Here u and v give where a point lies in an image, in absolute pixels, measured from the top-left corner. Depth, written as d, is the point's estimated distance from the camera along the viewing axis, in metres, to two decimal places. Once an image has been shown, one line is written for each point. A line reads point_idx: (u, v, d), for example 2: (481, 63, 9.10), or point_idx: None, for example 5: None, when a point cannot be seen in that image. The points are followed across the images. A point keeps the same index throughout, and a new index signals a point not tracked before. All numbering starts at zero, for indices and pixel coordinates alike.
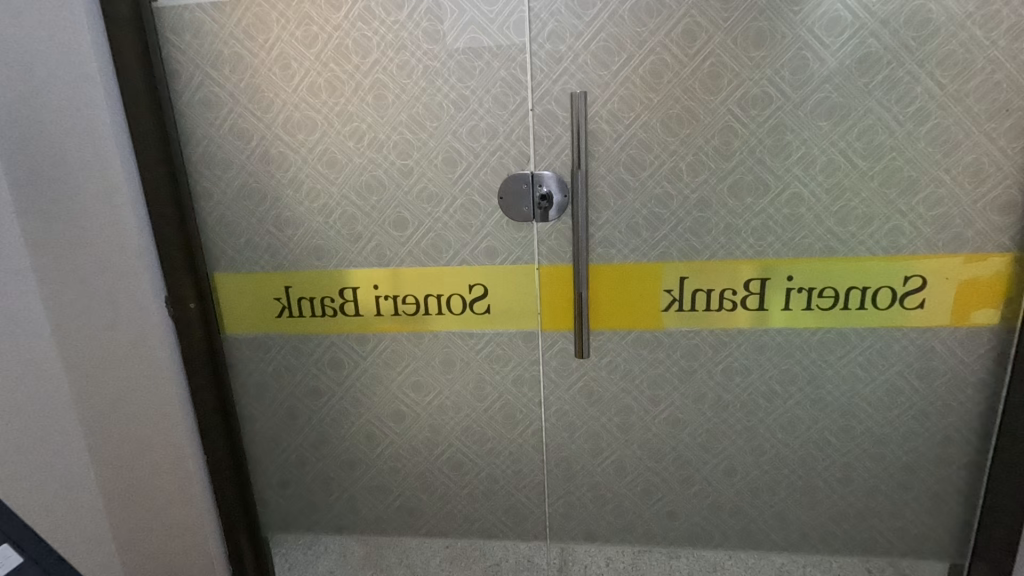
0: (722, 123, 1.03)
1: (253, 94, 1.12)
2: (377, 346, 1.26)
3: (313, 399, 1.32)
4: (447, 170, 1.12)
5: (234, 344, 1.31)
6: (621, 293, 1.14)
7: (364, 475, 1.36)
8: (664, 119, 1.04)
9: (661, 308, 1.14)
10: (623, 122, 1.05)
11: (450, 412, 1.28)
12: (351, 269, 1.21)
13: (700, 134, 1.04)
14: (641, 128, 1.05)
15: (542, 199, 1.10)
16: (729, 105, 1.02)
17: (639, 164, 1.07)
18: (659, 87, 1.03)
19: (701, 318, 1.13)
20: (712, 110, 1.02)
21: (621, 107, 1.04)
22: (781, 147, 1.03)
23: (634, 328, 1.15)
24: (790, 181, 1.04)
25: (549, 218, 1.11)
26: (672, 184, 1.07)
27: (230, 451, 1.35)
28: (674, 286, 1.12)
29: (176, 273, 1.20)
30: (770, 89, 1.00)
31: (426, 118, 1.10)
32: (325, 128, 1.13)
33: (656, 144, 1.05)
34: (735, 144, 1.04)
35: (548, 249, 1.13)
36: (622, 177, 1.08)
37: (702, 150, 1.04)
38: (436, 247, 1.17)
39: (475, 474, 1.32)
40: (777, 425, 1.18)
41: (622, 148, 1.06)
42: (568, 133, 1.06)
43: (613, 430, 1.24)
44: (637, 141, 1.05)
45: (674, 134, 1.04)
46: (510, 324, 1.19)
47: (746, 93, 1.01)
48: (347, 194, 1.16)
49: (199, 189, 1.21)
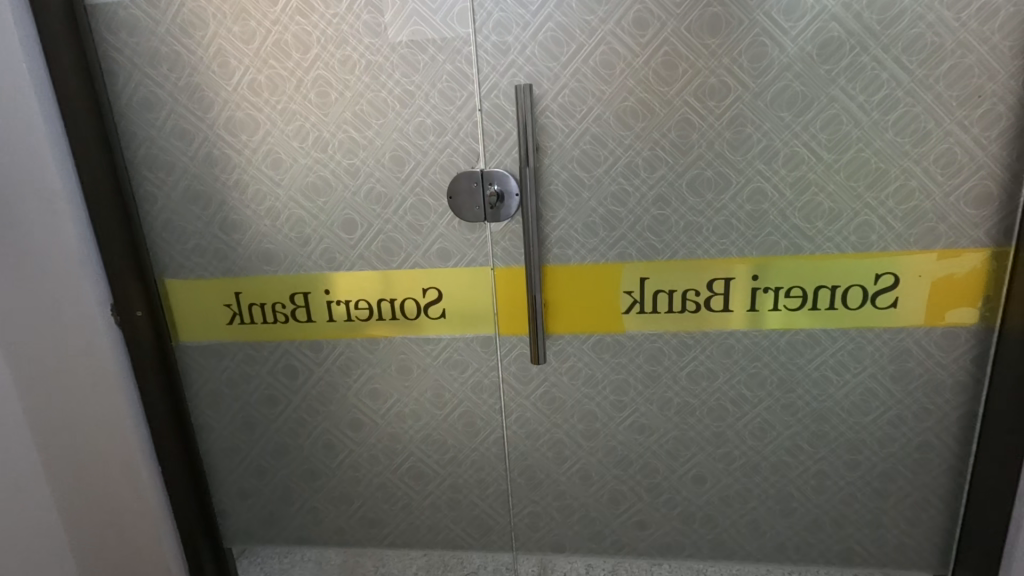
0: (678, 115, 0.97)
1: (193, 93, 1.08)
2: (331, 353, 1.21)
3: (270, 408, 1.28)
4: (395, 170, 1.08)
5: (186, 352, 1.27)
6: (580, 295, 1.08)
7: (325, 485, 1.32)
8: (618, 112, 0.99)
9: (621, 310, 1.08)
10: (576, 116, 1.00)
11: (409, 420, 1.23)
12: (302, 274, 1.17)
13: (656, 126, 0.98)
14: (594, 122, 1.00)
15: (494, 198, 1.05)
16: (684, 96, 0.97)
17: (593, 160, 1.01)
18: (610, 80, 0.97)
19: (663, 321, 1.08)
20: (668, 101, 0.97)
21: (572, 101, 0.99)
22: (742, 139, 0.97)
23: (594, 332, 1.10)
24: (752, 175, 0.98)
25: (502, 217, 1.06)
26: (629, 181, 1.02)
27: (186, 461, 1.32)
28: (634, 287, 1.07)
29: (122, 280, 1.16)
30: (727, 78, 0.95)
31: (371, 115, 1.05)
32: (268, 127, 1.08)
33: (610, 139, 1.00)
34: (693, 137, 0.98)
35: (502, 250, 1.09)
36: (577, 174, 1.03)
37: (658, 145, 0.99)
38: (387, 249, 1.12)
39: (437, 484, 1.27)
40: (747, 431, 1.13)
41: (575, 144, 1.01)
42: (517, 129, 1.01)
43: (577, 438, 1.19)
44: (590, 135, 1.00)
45: (629, 128, 0.99)
46: (467, 328, 1.15)
47: (702, 83, 0.96)
48: (294, 195, 1.12)
49: (143, 192, 1.17)
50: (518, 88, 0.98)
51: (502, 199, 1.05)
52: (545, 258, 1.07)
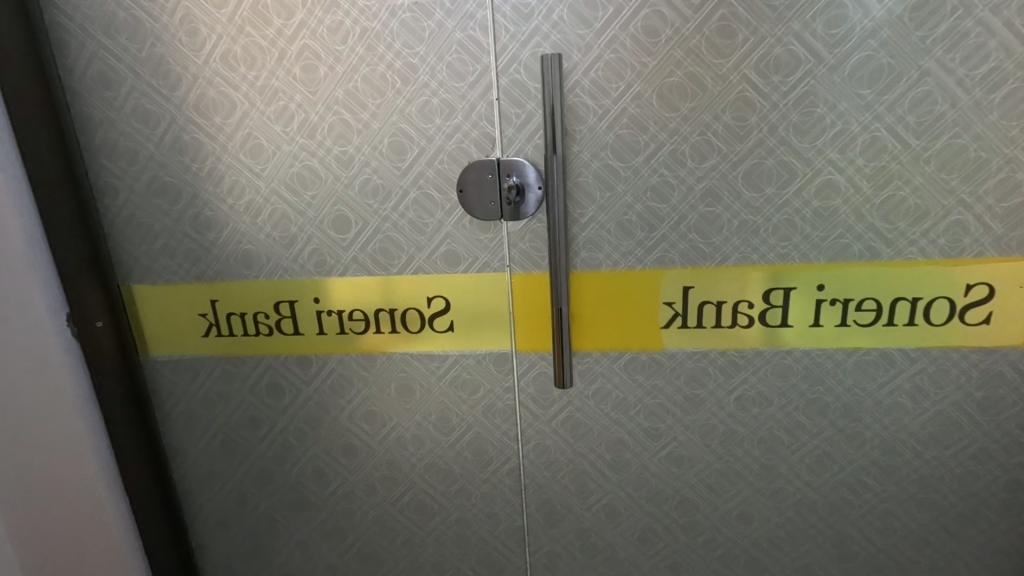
0: (735, 93, 0.81)
1: (157, 67, 0.92)
2: (321, 370, 1.05)
3: (251, 431, 1.12)
4: (394, 158, 0.91)
5: (155, 368, 1.11)
6: (611, 307, 0.92)
7: (315, 517, 1.16)
8: (662, 90, 0.82)
9: (660, 325, 0.92)
10: (611, 94, 0.83)
11: (411, 447, 1.08)
12: (288, 280, 1.01)
13: (708, 107, 0.82)
14: (633, 101, 0.83)
15: (512, 192, 0.88)
16: (743, 70, 0.80)
17: (631, 147, 0.85)
18: (654, 51, 0.81)
19: (709, 337, 0.92)
20: (723, 76, 0.81)
21: (608, 76, 0.83)
22: (812, 123, 0.81)
23: (627, 350, 0.94)
24: (822, 166, 0.82)
25: (522, 214, 0.90)
26: (673, 172, 0.85)
27: (157, 489, 1.16)
28: (676, 298, 0.91)
29: (78, 285, 1.01)
30: (797, 48, 0.78)
31: (367, 94, 0.89)
32: (245, 108, 0.92)
33: (651, 123, 0.84)
34: (752, 120, 0.82)
35: (520, 253, 0.93)
36: (610, 164, 0.86)
37: (710, 129, 0.83)
38: (385, 252, 0.96)
39: (442, 518, 1.12)
40: (803, 465, 0.97)
41: (610, 128, 0.85)
42: (541, 110, 0.85)
43: (603, 469, 1.03)
44: (628, 118, 0.84)
45: (675, 109, 0.83)
46: (477, 343, 0.99)
47: (765, 54, 0.79)
48: (276, 188, 0.96)
49: (102, 184, 1.00)
50: (544, 58, 0.82)
51: (521, 194, 0.89)
52: (571, 263, 0.91)
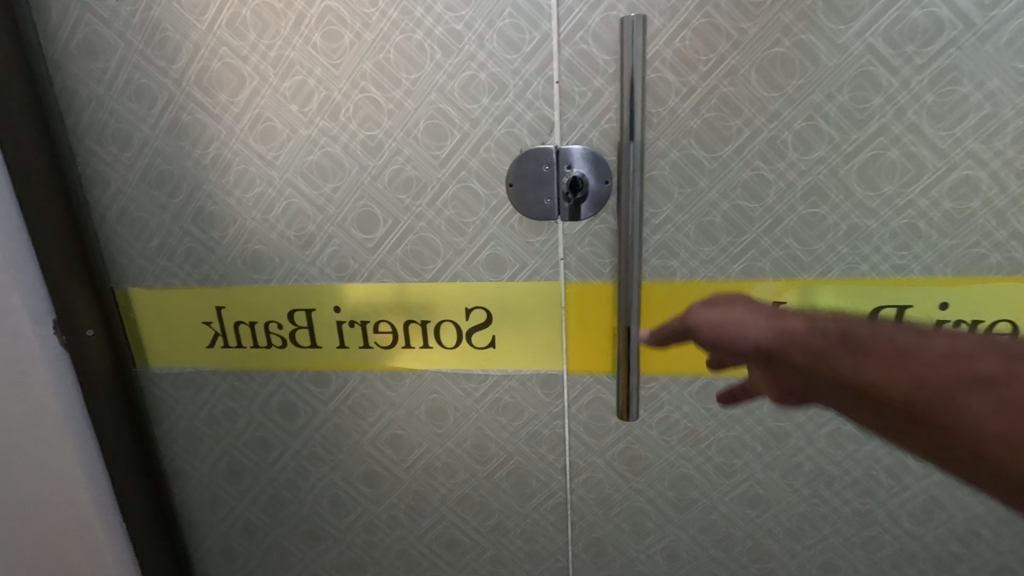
0: (857, 67, 0.66)
1: (153, 34, 0.78)
2: (341, 388, 0.92)
3: (261, 454, 0.99)
4: (431, 145, 0.77)
5: (154, 381, 0.98)
6: None
7: (332, 549, 1.04)
8: (762, 64, 0.67)
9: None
10: (699, 68, 0.68)
11: (441, 476, 0.95)
12: (303, 285, 0.87)
13: (821, 84, 0.67)
14: (727, 76, 0.68)
15: (571, 188, 0.74)
16: (869, 39, 0.65)
17: (719, 134, 0.70)
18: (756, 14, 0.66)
19: None
20: (843, 47, 0.65)
21: (696, 45, 0.68)
22: (951, 105, 0.66)
23: (702, 373, 0.80)
24: (958, 159, 0.67)
25: (582, 214, 0.76)
26: (771, 165, 0.70)
27: (157, 513, 1.04)
28: None
29: (63, 289, 0.87)
30: (939, 10, 0.63)
31: (400, 67, 0.74)
32: (256, 83, 0.78)
33: (748, 103, 0.69)
34: (875, 101, 0.67)
35: (578, 257, 0.79)
36: (693, 154, 0.71)
37: (821, 111, 0.68)
38: (418, 255, 0.82)
39: (475, 555, 0.99)
40: (903, 511, 0.83)
41: (695, 111, 0.70)
42: (613, 87, 0.71)
43: (664, 509, 0.89)
44: (719, 98, 0.69)
45: (778, 87, 0.68)
46: (523, 362, 0.85)
47: (897, 19, 0.64)
48: (291, 179, 0.82)
49: (91, 172, 0.87)
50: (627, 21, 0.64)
51: (582, 191, 0.74)
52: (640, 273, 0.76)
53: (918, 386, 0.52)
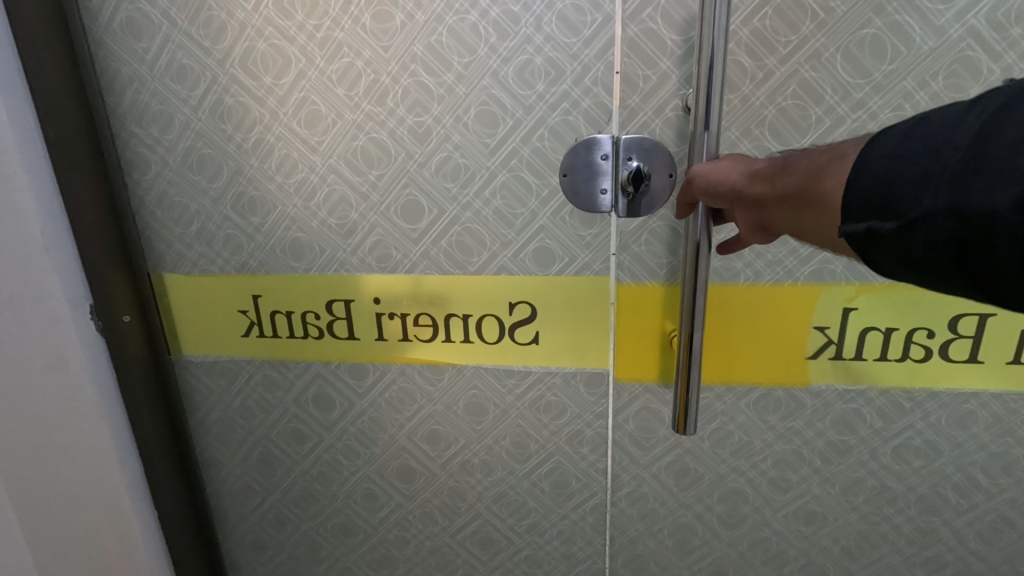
0: (951, 54, 0.65)
1: (197, 13, 0.75)
2: (379, 381, 0.90)
3: (294, 446, 0.98)
4: (482, 132, 0.74)
5: (189, 369, 0.97)
6: (745, 330, 0.75)
7: (363, 544, 1.02)
8: (848, 47, 0.66)
9: (806, 354, 0.75)
10: (780, 50, 0.67)
11: (478, 474, 0.93)
12: (344, 276, 0.85)
13: (910, 72, 0.66)
14: (809, 60, 0.67)
15: (630, 182, 0.71)
16: (970, 21, 0.64)
17: (796, 124, 0.69)
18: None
19: (866, 371, 0.75)
20: (941, 32, 0.64)
21: (776, 26, 0.66)
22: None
23: (761, 383, 0.77)
24: None
25: (640, 211, 0.73)
26: None
27: (189, 502, 1.04)
28: (831, 322, 0.73)
29: (101, 273, 0.86)
30: None
31: (452, 51, 0.71)
32: (302, 65, 0.75)
33: (829, 91, 0.68)
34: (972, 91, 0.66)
35: (633, 256, 0.76)
36: (766, 145, 0.71)
37: (912, 100, 0.67)
38: (463, 247, 0.80)
39: (509, 555, 0.97)
40: (961, 518, 0.81)
41: (771, 99, 0.69)
42: (679, 69, 0.68)
43: (709, 515, 0.86)
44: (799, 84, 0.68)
45: (865, 75, 0.67)
46: (567, 360, 0.82)
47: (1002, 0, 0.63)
48: (335, 165, 0.79)
49: (131, 155, 0.85)
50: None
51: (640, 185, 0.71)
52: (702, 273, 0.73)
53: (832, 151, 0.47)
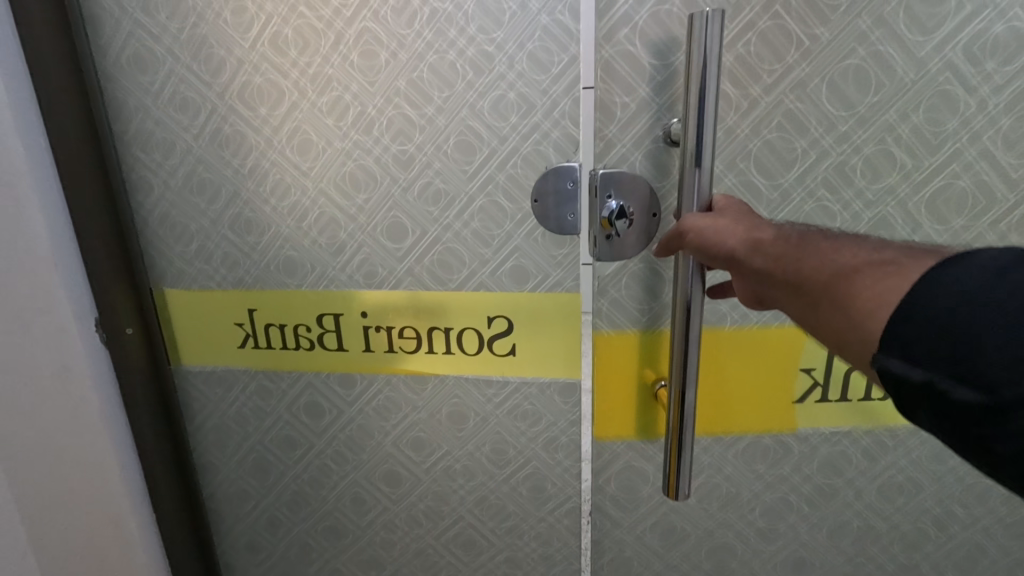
0: (932, 88, 0.71)
1: (199, 50, 0.82)
2: (367, 390, 0.96)
3: (286, 451, 1.03)
4: (460, 160, 0.80)
5: (187, 378, 1.03)
6: (739, 376, 0.81)
7: (352, 546, 1.07)
8: (834, 77, 0.72)
9: (795, 397, 0.83)
10: (769, 81, 0.72)
11: (460, 478, 0.98)
12: (333, 291, 0.90)
13: (891, 105, 0.72)
14: (795, 91, 0.73)
15: (610, 222, 0.74)
16: (949, 54, 0.70)
17: (785, 154, 0.75)
18: (837, 25, 0.70)
19: (850, 410, 0.83)
20: (921, 64, 0.70)
21: (763, 55, 0.71)
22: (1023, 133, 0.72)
23: (758, 425, 0.84)
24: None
25: (622, 250, 0.76)
26: (836, 189, 0.76)
27: (185, 505, 1.09)
28: (816, 367, 0.80)
29: (106, 288, 0.91)
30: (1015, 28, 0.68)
31: (433, 86, 0.78)
32: (295, 98, 0.82)
33: (814, 122, 0.74)
34: (951, 124, 0.73)
35: (616, 302, 0.80)
36: (759, 173, 0.77)
37: (894, 132, 0.73)
38: (444, 265, 0.86)
39: (490, 556, 1.01)
40: (901, 513, 0.88)
41: (758, 129, 0.75)
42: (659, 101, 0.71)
43: (676, 518, 0.91)
44: (785, 114, 0.74)
45: (849, 106, 0.73)
46: (540, 371, 0.88)
47: (978, 34, 0.69)
48: (325, 189, 0.85)
49: (135, 178, 0.92)
50: (697, 16, 0.59)
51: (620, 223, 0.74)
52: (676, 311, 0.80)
53: (876, 258, 0.47)
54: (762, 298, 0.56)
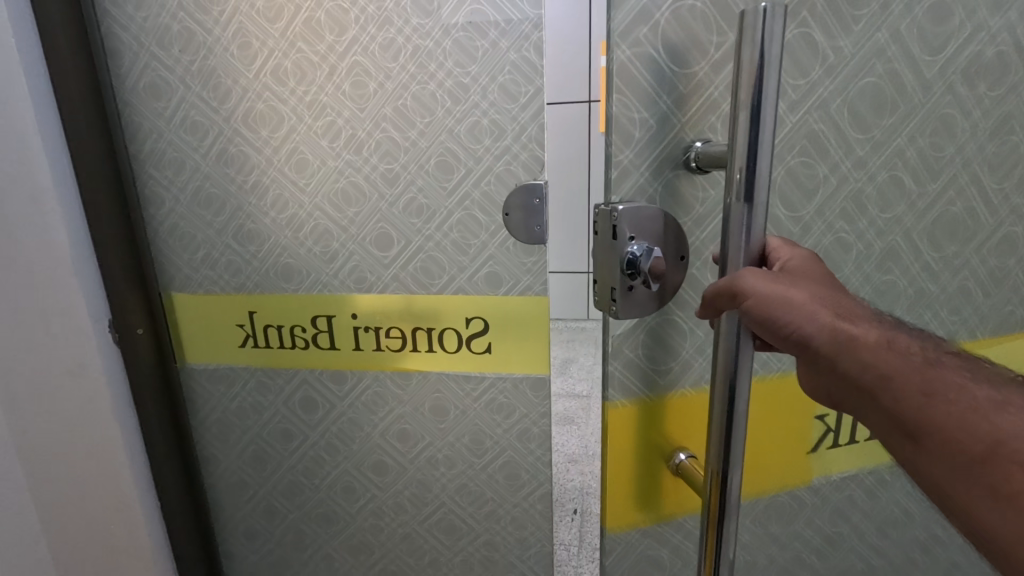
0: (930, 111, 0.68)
1: (208, 79, 0.92)
2: (357, 386, 1.05)
3: (283, 443, 1.12)
4: (440, 177, 0.90)
5: (192, 375, 1.12)
6: (764, 431, 0.81)
7: (342, 532, 1.16)
8: (851, 97, 0.65)
9: (810, 446, 0.85)
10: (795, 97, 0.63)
11: (442, 467, 1.07)
12: (326, 294, 1.00)
13: (901, 128, 0.68)
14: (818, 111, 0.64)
15: (636, 272, 0.58)
16: (949, 77, 0.67)
17: (801, 185, 0.67)
18: (860, 40, 0.62)
19: (856, 452, 0.88)
20: (928, 85, 0.67)
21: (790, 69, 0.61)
22: (1005, 155, 0.73)
23: (780, 477, 0.85)
24: (1005, 219, 0.76)
25: (648, 305, 0.61)
26: (849, 225, 0.71)
27: (189, 494, 1.17)
28: (829, 414, 0.84)
29: (120, 293, 1.00)
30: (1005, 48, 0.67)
31: (416, 112, 0.88)
32: (293, 122, 0.91)
33: (831, 148, 0.66)
34: (950, 149, 0.71)
35: (631, 364, 0.67)
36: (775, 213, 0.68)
37: (903, 156, 0.69)
38: (426, 271, 0.95)
39: (471, 540, 1.10)
40: None
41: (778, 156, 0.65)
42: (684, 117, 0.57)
43: None
44: (809, 136, 0.65)
45: (867, 130, 0.67)
46: (515, 367, 0.97)
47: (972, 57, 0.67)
48: (319, 204, 0.95)
49: (148, 193, 1.01)
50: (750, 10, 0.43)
51: (646, 259, 0.57)
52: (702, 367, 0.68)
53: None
54: (836, 397, 0.50)
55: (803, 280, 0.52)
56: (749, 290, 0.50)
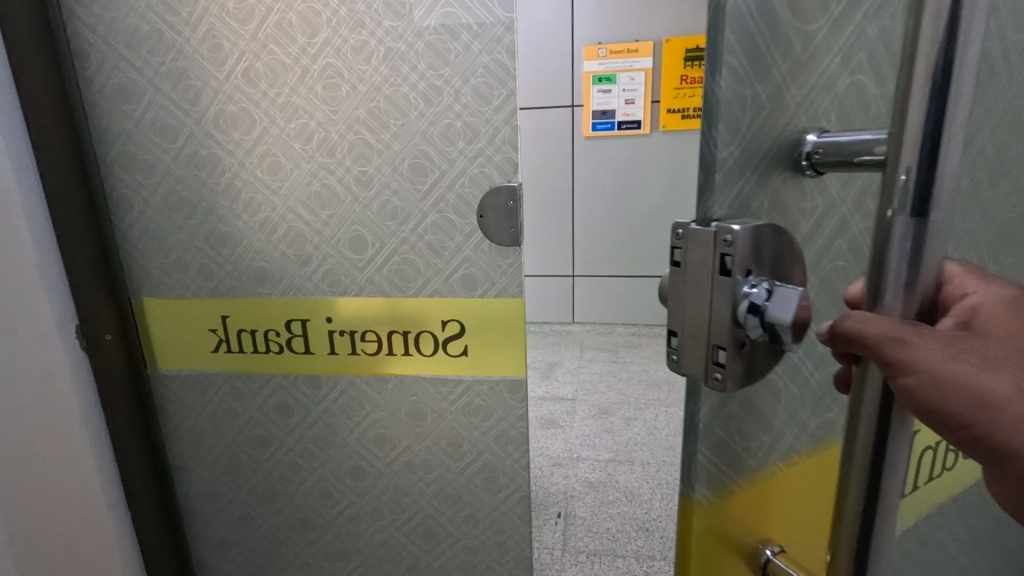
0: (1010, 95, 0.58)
1: (178, 81, 0.91)
2: (333, 390, 1.04)
3: (258, 449, 1.10)
4: (414, 180, 0.90)
5: (164, 381, 1.10)
6: None
7: (320, 539, 1.14)
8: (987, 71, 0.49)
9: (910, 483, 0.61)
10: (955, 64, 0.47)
11: (420, 471, 1.06)
12: (300, 298, 0.99)
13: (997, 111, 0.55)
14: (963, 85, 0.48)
15: (755, 314, 0.34)
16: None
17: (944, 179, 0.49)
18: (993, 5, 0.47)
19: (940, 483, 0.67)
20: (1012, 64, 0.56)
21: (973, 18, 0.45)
22: None
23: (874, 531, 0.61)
24: None
25: (755, 370, 0.38)
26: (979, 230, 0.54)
27: (161, 504, 1.15)
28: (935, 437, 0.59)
29: (88, 298, 0.98)
30: None
31: (389, 115, 0.88)
32: (265, 124, 0.91)
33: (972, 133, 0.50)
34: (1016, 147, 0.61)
35: (718, 449, 0.42)
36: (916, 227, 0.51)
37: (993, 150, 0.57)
38: (401, 274, 0.95)
39: (450, 544, 1.09)
40: None
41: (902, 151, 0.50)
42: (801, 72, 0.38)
43: None
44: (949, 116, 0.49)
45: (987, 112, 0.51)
46: (491, 370, 0.97)
47: None
48: (293, 207, 0.94)
49: (116, 196, 0.99)
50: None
51: (779, 307, 0.34)
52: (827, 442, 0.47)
53: None
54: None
55: (1006, 351, 0.33)
56: (925, 361, 0.31)
